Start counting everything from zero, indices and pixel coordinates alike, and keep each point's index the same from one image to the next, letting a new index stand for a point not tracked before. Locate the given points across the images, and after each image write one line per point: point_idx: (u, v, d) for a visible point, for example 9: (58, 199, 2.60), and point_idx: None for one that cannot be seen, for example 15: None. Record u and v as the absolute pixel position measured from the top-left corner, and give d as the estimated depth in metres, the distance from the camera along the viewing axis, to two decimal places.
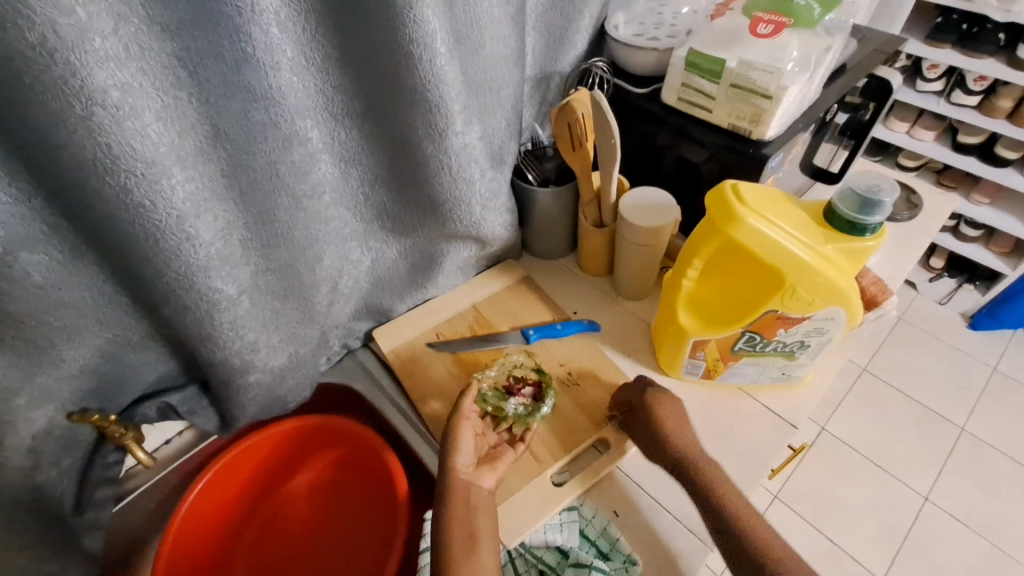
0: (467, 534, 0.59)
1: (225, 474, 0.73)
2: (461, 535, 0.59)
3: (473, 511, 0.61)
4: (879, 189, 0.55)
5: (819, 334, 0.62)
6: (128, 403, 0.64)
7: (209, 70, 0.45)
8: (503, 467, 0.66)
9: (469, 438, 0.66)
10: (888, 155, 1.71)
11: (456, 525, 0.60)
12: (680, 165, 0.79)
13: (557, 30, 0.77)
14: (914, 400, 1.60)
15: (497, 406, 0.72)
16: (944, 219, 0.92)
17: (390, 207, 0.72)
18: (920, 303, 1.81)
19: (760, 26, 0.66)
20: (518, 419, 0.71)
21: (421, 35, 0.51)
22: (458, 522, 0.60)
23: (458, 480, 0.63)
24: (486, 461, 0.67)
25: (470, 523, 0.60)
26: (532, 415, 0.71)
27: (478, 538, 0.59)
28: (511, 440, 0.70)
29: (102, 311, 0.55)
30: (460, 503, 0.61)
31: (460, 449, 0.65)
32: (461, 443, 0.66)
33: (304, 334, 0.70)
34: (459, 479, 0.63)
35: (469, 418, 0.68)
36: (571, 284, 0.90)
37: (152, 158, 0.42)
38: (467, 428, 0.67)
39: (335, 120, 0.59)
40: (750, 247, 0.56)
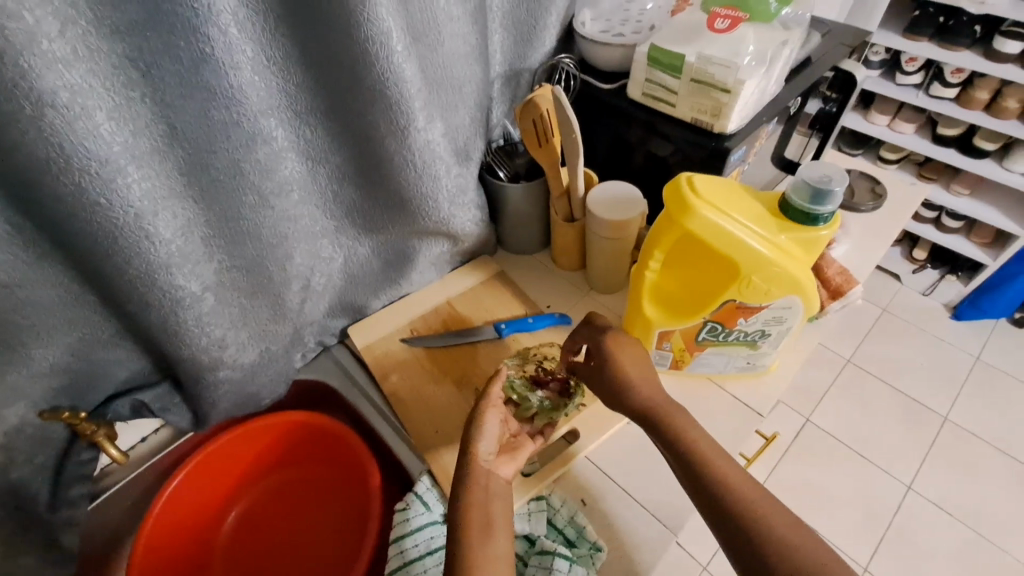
0: (484, 518, 0.55)
1: (203, 471, 0.74)
2: (480, 523, 0.54)
3: (489, 501, 0.56)
4: (830, 180, 0.56)
5: (778, 323, 0.64)
6: (101, 402, 0.65)
7: (163, 71, 0.45)
8: (522, 459, 0.64)
9: (495, 424, 0.63)
10: (869, 148, 1.72)
11: (473, 512, 0.55)
12: (648, 159, 0.80)
13: (524, 28, 0.78)
14: (897, 390, 1.62)
15: (522, 396, 0.69)
16: (907, 209, 0.93)
17: (360, 204, 0.72)
18: (904, 294, 1.83)
19: (717, 21, 0.67)
20: (542, 411, 0.69)
21: (376, 33, 0.52)
22: (476, 511, 0.55)
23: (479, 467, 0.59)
24: (506, 450, 0.65)
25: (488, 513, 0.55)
26: (556, 411, 0.70)
27: (492, 526, 0.54)
28: (531, 432, 0.68)
29: (70, 311, 0.56)
30: (477, 490, 0.56)
31: (487, 436, 0.62)
32: (488, 428, 0.62)
33: (276, 331, 0.71)
34: (478, 466, 0.59)
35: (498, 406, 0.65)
36: (544, 278, 0.91)
37: (105, 157, 0.43)
38: (493, 414, 0.64)
39: (299, 118, 0.60)
40: (706, 238, 0.57)
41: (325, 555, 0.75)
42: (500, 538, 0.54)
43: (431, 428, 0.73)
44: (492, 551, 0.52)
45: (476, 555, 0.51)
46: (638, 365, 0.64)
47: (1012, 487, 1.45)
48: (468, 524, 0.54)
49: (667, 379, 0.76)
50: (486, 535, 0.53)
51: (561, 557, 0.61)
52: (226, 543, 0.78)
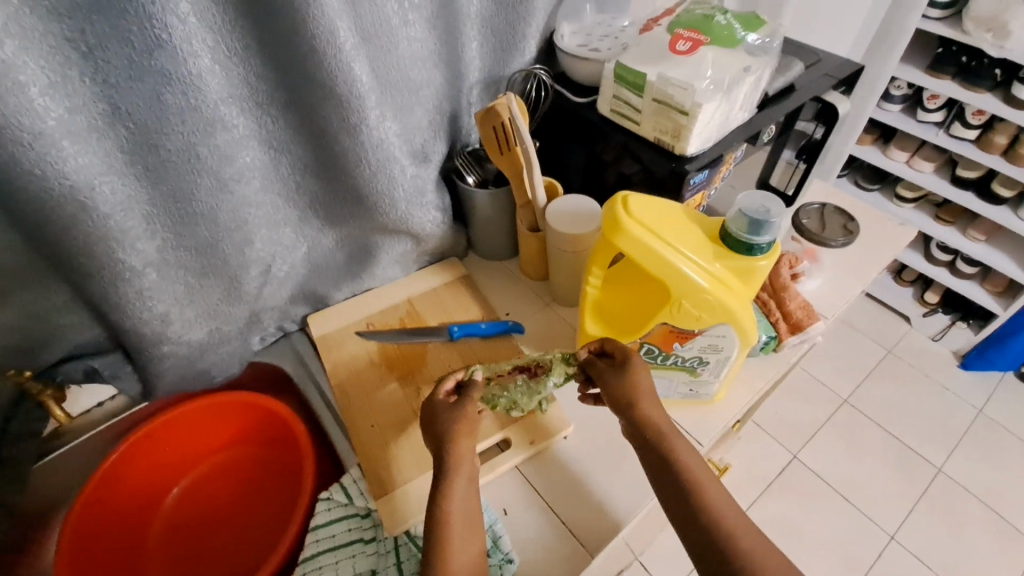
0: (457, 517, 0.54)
1: (150, 443, 0.77)
2: (461, 518, 0.55)
3: (468, 491, 0.57)
4: (768, 211, 0.55)
5: (716, 351, 0.63)
6: (52, 363, 0.68)
7: (108, 54, 0.47)
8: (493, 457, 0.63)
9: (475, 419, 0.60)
10: (886, 184, 1.66)
11: (442, 514, 0.54)
12: (616, 176, 0.79)
13: (504, 36, 0.77)
14: (891, 435, 1.55)
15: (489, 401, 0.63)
16: (878, 246, 0.91)
17: (323, 197, 0.74)
18: (910, 337, 1.76)
19: (679, 43, 0.67)
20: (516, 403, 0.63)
21: (322, 30, 0.53)
22: (457, 506, 0.55)
23: (464, 456, 0.57)
24: None
25: (467, 511, 0.56)
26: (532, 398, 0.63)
27: (470, 522, 0.55)
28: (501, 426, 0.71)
29: (19, 274, 0.58)
30: (460, 479, 0.56)
31: (467, 431, 0.58)
32: (469, 421, 0.59)
33: (227, 311, 0.73)
34: (461, 454, 0.57)
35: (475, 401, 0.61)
36: (509, 286, 0.91)
37: (39, 130, 0.45)
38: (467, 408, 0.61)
39: (260, 109, 0.61)
40: (636, 258, 0.56)
41: (259, 535, 0.77)
42: (474, 535, 0.55)
43: (367, 422, 0.73)
44: (465, 544, 0.54)
45: (452, 548, 0.53)
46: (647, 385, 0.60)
47: (1001, 548, 1.38)
48: (445, 525, 0.53)
49: (675, 410, 0.74)
50: (461, 529, 0.54)
51: None
52: (168, 512, 0.80)
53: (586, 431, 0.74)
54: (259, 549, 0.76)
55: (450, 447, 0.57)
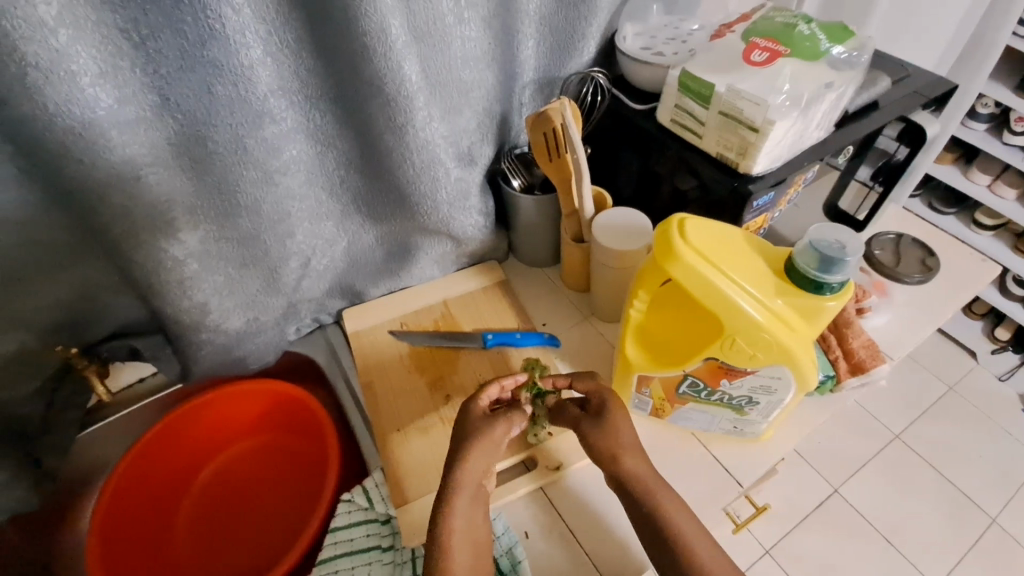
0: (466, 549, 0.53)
1: (181, 424, 0.78)
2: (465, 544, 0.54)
3: (471, 519, 0.55)
4: (842, 248, 0.50)
5: (768, 392, 0.58)
6: (98, 340, 0.69)
7: (159, 43, 0.47)
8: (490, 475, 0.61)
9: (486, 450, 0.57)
10: (964, 209, 1.52)
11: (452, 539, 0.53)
12: (670, 190, 0.74)
13: (563, 34, 0.73)
14: (943, 479, 1.44)
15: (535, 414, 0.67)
16: (957, 287, 0.82)
17: (366, 193, 0.72)
18: (974, 376, 1.62)
19: (754, 53, 0.61)
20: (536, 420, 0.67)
21: (375, 27, 0.51)
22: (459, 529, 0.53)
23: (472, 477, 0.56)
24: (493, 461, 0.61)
25: (470, 543, 0.54)
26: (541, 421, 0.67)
27: (476, 549, 0.54)
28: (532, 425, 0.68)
29: (69, 254, 0.60)
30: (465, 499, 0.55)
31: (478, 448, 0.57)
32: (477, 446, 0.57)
33: (265, 302, 0.73)
34: (469, 475, 0.56)
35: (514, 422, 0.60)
36: (549, 296, 0.87)
37: (87, 120, 0.45)
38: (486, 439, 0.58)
39: (307, 103, 0.60)
40: (689, 287, 0.52)
41: (281, 526, 0.78)
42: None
43: (392, 427, 0.72)
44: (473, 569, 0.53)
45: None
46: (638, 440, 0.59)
47: None
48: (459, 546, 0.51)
49: (715, 445, 0.70)
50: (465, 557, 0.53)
51: None
52: (198, 492, 0.81)
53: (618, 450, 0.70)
54: (282, 539, 0.76)
55: (460, 463, 0.56)
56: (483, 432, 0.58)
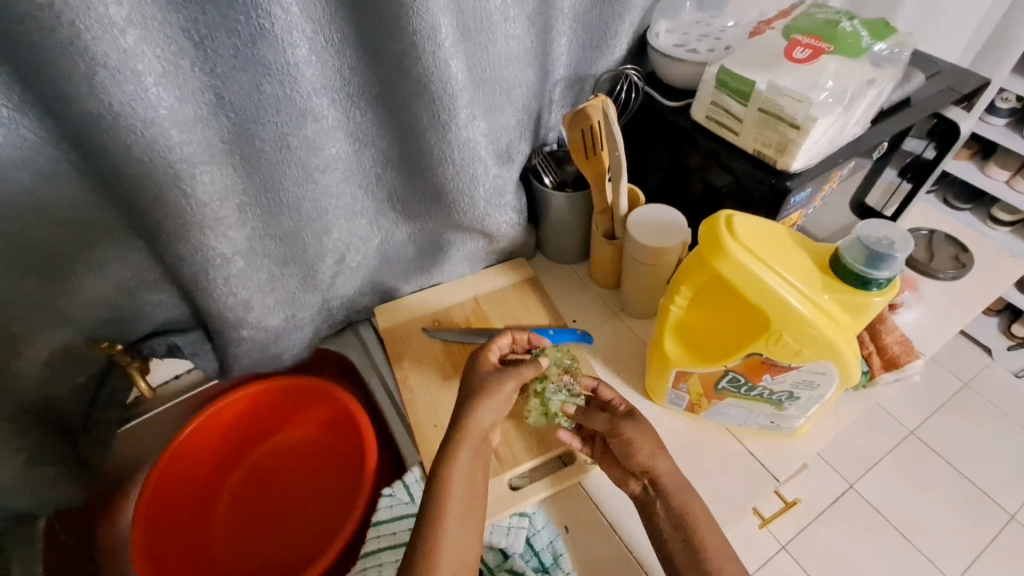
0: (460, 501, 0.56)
1: (217, 419, 0.79)
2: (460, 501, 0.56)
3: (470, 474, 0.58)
4: (891, 244, 0.50)
5: (810, 387, 0.59)
6: (138, 337, 0.70)
7: (216, 42, 0.47)
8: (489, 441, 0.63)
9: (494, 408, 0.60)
10: (981, 204, 1.51)
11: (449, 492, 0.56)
12: (704, 187, 0.74)
13: (596, 31, 0.74)
14: (961, 476, 1.42)
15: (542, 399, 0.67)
16: (992, 286, 0.82)
17: (401, 191, 0.73)
18: (989, 373, 1.60)
19: (797, 50, 0.61)
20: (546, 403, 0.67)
21: (425, 26, 0.52)
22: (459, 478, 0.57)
23: (474, 435, 0.59)
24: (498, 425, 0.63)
25: (465, 497, 0.57)
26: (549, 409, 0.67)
27: (469, 507, 0.57)
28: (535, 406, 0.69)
29: (116, 251, 0.60)
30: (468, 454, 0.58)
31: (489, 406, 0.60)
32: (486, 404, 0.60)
33: (302, 299, 0.73)
34: (472, 431, 0.59)
35: (523, 379, 0.63)
36: (578, 292, 0.88)
37: (150, 119, 0.46)
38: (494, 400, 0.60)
39: (349, 101, 0.60)
40: (738, 283, 0.53)
41: (318, 520, 0.79)
42: (466, 538, 0.56)
43: (429, 422, 0.73)
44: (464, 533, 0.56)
45: (443, 535, 0.54)
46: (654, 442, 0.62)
47: None
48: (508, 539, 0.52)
49: (750, 440, 0.71)
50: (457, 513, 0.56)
51: None
52: (232, 488, 0.82)
53: None
54: (319, 534, 0.77)
55: (468, 418, 0.59)
56: (497, 389, 0.61)
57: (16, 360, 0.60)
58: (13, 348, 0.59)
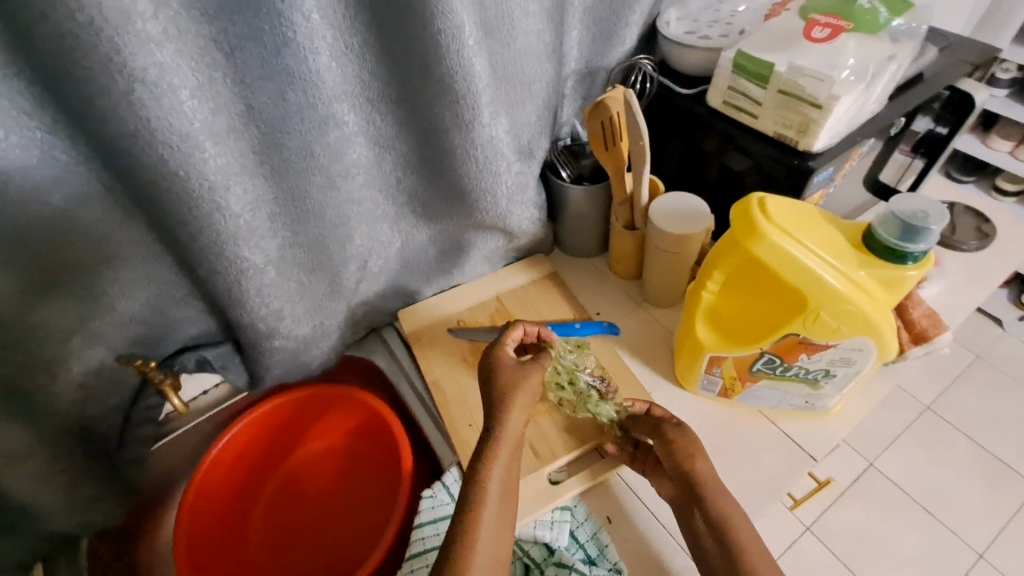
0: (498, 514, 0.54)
1: (251, 431, 0.79)
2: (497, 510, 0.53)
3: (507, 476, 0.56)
4: (926, 216, 0.50)
5: (846, 364, 0.59)
6: (168, 353, 0.70)
7: (246, 53, 0.48)
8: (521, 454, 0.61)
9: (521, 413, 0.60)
10: (983, 176, 1.46)
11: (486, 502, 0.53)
12: (722, 171, 0.75)
13: (606, 24, 0.74)
14: (978, 447, 1.34)
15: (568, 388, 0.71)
16: (1020, 251, 0.83)
17: (422, 194, 0.73)
18: (1003, 343, 1.51)
19: (815, 29, 0.62)
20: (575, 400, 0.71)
21: (449, 26, 0.52)
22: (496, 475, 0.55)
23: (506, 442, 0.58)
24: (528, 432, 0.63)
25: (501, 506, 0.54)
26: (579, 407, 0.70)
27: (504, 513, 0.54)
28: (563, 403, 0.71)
29: (147, 268, 0.61)
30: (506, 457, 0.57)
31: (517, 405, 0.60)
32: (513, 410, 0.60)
33: (329, 307, 0.73)
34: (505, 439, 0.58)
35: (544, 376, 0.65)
36: (599, 285, 0.88)
37: (186, 132, 0.46)
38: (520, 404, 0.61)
39: (370, 106, 0.61)
40: (772, 264, 0.53)
41: (356, 528, 0.79)
42: (500, 544, 0.52)
43: (463, 422, 0.73)
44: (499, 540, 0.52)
45: (480, 537, 0.51)
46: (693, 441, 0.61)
47: None
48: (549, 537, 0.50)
49: (784, 420, 0.71)
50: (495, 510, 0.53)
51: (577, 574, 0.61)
52: (266, 500, 0.82)
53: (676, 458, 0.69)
54: (359, 541, 0.78)
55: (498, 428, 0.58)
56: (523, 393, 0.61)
57: (52, 383, 0.61)
58: (48, 370, 0.60)
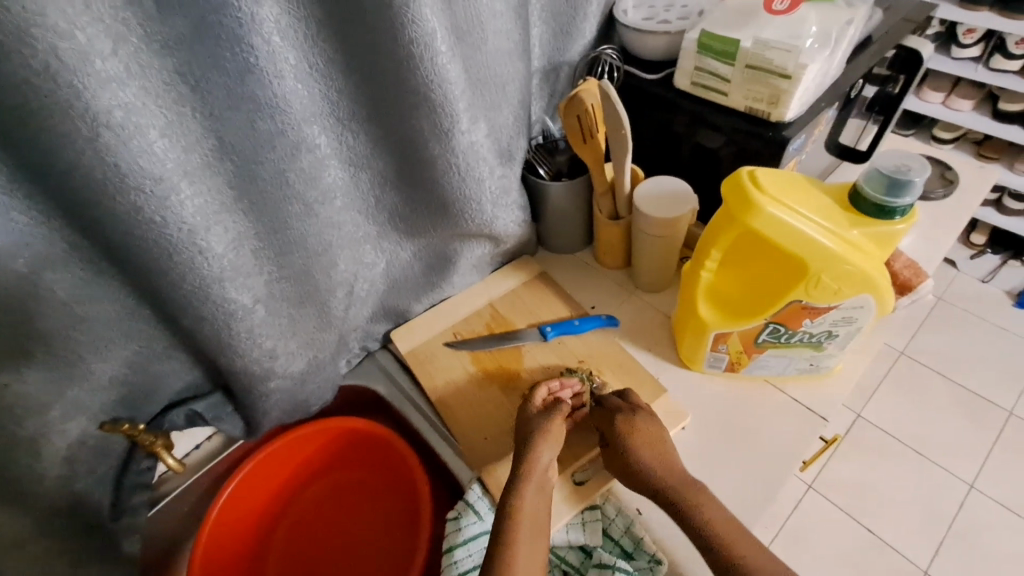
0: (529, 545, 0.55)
1: (256, 476, 0.75)
2: (528, 541, 0.56)
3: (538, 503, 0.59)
4: (908, 169, 0.52)
5: (848, 323, 0.60)
6: (156, 412, 0.66)
7: (212, 85, 0.45)
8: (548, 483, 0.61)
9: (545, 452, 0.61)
10: (920, 129, 1.39)
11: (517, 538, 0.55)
12: (697, 150, 0.75)
13: (564, 19, 0.74)
14: (951, 381, 1.37)
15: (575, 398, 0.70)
16: (982, 194, 0.87)
17: (402, 210, 0.71)
18: (960, 282, 1.56)
19: (776, 1, 0.63)
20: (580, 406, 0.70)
21: (420, 34, 0.51)
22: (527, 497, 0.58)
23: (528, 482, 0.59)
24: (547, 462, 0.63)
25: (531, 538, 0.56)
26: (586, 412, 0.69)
27: (533, 537, 0.57)
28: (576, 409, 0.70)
29: (125, 325, 0.57)
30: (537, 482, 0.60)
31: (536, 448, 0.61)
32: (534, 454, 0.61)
33: (322, 339, 0.70)
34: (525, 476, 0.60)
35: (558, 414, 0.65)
36: (589, 278, 0.88)
37: (159, 174, 0.43)
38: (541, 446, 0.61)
39: (342, 125, 0.58)
40: (768, 235, 0.54)
41: (377, 560, 0.76)
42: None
43: (480, 436, 0.71)
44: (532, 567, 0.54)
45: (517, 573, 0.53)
46: None
47: None
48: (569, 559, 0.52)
49: (791, 387, 0.72)
50: (528, 530, 0.56)
51: (619, 570, 0.60)
52: (278, 548, 0.78)
53: (687, 438, 0.70)
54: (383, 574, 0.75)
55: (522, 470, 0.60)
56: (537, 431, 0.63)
57: (36, 462, 0.57)
58: (30, 448, 0.56)
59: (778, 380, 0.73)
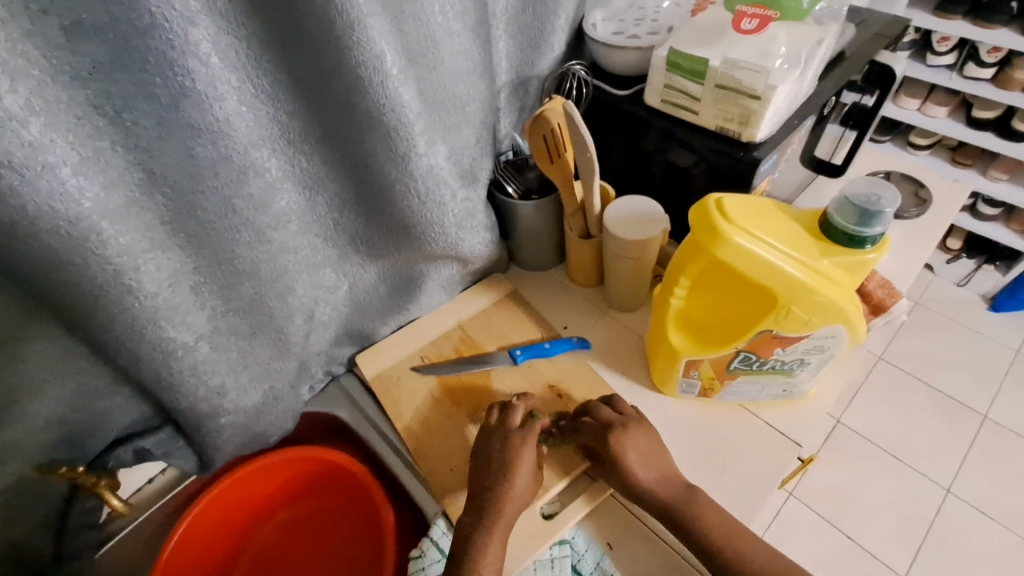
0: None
1: (212, 511, 0.72)
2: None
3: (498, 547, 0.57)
4: (878, 199, 0.50)
5: (820, 351, 0.59)
6: (100, 450, 0.62)
7: (136, 114, 0.42)
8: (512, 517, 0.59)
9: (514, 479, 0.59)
10: (897, 134, 1.37)
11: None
12: (669, 169, 0.73)
13: (531, 33, 0.71)
14: (928, 386, 1.37)
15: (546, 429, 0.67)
16: (953, 210, 0.87)
17: (363, 232, 0.67)
18: (937, 286, 1.56)
19: (744, 21, 0.62)
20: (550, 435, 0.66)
21: (368, 57, 0.48)
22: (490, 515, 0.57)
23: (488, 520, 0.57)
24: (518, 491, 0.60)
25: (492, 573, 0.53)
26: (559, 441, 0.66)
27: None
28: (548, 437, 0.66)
29: (59, 366, 0.53)
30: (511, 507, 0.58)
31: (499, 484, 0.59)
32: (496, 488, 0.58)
33: (278, 368, 0.67)
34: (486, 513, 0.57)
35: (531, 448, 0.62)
36: (562, 297, 0.85)
37: (76, 215, 0.40)
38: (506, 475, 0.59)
39: (292, 148, 0.55)
40: (737, 265, 0.53)
41: None
42: None
43: (445, 469, 0.68)
44: None
45: None
46: (645, 450, 0.61)
47: None
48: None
49: (766, 411, 0.71)
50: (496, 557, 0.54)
51: None
52: None
53: None
54: None
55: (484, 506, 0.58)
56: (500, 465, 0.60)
57: None
58: None
59: (754, 404, 0.71)
